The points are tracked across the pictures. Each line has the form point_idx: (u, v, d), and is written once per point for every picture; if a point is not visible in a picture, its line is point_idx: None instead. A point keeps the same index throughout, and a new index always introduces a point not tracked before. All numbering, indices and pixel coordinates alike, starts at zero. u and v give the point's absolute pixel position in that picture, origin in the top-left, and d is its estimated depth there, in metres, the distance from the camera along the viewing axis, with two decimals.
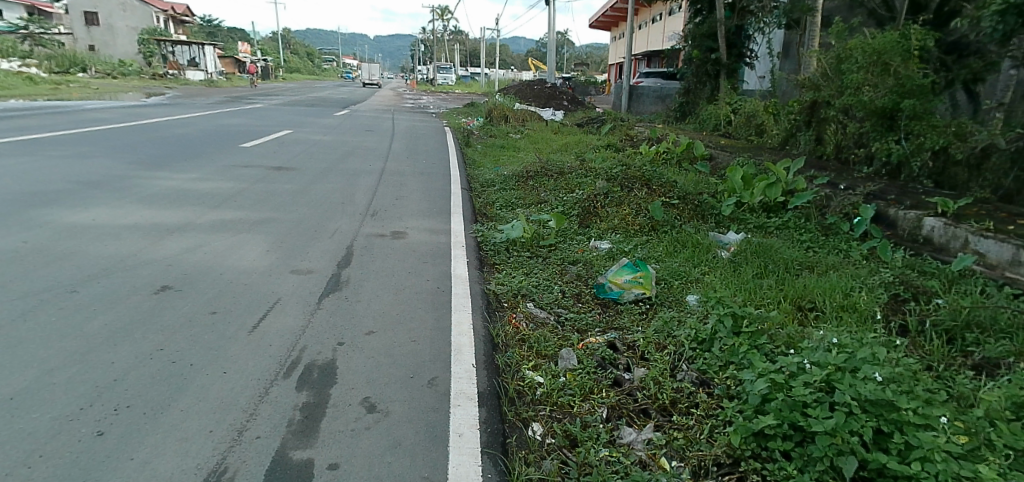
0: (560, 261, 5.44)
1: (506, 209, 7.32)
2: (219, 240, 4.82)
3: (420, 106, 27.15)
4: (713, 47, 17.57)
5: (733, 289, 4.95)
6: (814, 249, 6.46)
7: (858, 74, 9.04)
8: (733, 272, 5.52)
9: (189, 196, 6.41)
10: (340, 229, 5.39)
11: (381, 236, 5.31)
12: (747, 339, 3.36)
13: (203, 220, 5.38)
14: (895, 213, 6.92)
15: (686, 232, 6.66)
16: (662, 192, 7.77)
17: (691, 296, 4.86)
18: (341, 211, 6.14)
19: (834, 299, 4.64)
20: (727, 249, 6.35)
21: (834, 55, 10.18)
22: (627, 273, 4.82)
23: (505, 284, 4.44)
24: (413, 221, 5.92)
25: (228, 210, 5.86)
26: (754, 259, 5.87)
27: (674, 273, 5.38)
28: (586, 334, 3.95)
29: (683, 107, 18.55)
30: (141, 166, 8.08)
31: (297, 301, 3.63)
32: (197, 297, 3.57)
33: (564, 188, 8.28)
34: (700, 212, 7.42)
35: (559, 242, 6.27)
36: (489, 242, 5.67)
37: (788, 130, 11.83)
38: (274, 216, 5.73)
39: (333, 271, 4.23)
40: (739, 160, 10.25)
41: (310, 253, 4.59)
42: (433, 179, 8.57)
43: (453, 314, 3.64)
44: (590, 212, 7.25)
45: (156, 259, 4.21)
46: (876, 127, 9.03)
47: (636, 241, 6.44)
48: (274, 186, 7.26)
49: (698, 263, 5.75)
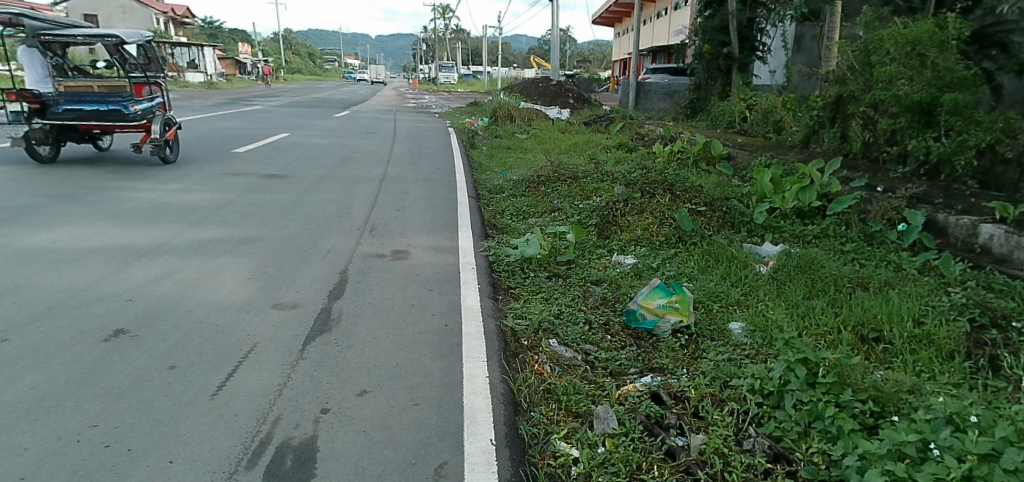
0: (582, 282, 4.87)
1: (518, 219, 6.74)
2: (195, 265, 4.21)
3: (423, 105, 26.60)
4: (725, 41, 16.97)
5: (784, 317, 4.36)
6: (859, 263, 5.86)
7: (890, 66, 8.24)
8: (777, 293, 4.93)
9: (170, 210, 5.81)
10: (335, 250, 4.77)
11: (380, 256, 4.70)
12: (826, 393, 2.76)
13: (179, 241, 4.77)
14: (945, 218, 6.31)
15: (719, 243, 6.05)
16: (688, 197, 7.14)
17: (737, 326, 4.30)
18: (336, 226, 5.53)
19: (901, 330, 4.05)
20: (765, 263, 5.75)
21: (861, 46, 9.49)
22: (661, 298, 4.26)
23: (524, 316, 3.82)
24: (416, 237, 5.31)
25: (210, 227, 5.25)
26: (798, 276, 5.28)
27: (710, 295, 4.82)
28: (620, 379, 3.35)
29: (694, 104, 17.83)
30: (123, 176, 7.48)
31: (275, 347, 3.02)
32: (154, 344, 2.95)
33: (580, 194, 7.68)
34: (731, 220, 6.80)
35: (578, 257, 5.66)
36: (503, 260, 5.06)
37: (810, 127, 11.20)
38: (261, 234, 5.11)
39: (324, 303, 3.63)
40: (763, 159, 9.62)
41: (298, 282, 3.96)
42: (437, 186, 7.99)
43: (463, 363, 3.02)
44: (609, 221, 6.66)
45: (115, 291, 3.60)
46: (912, 123, 8.24)
47: (663, 254, 5.85)
48: (263, 197, 6.65)
49: (736, 283, 5.16)
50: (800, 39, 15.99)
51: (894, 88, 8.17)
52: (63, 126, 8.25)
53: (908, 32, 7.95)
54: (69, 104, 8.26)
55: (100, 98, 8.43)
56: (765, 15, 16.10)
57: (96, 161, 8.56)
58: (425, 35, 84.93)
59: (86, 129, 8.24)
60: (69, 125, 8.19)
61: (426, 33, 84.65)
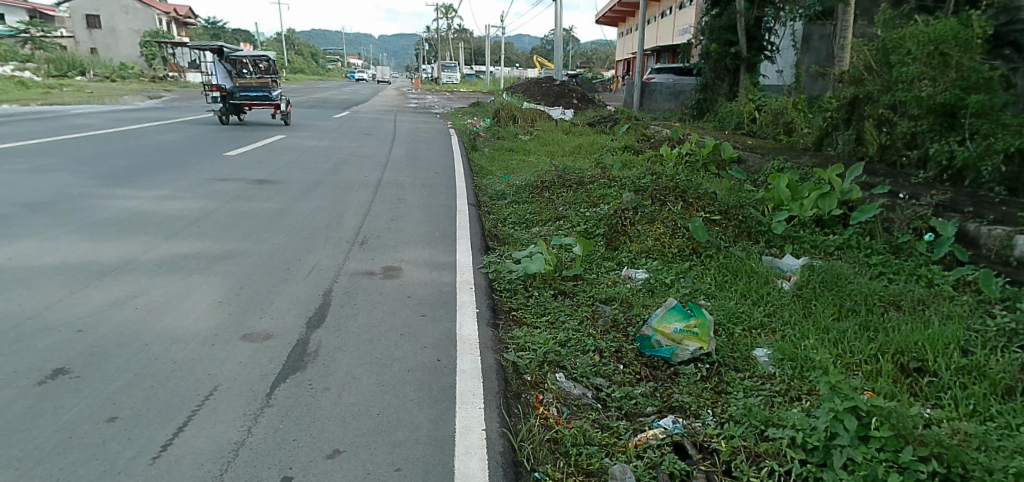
0: (590, 302, 4.49)
1: (520, 229, 6.35)
2: (164, 285, 3.83)
3: (425, 105, 26.23)
4: (733, 40, 16.51)
5: (814, 344, 3.96)
6: (887, 277, 5.45)
7: (912, 66, 7.79)
8: (805, 314, 4.52)
9: (147, 220, 5.43)
10: (320, 266, 4.38)
11: (370, 274, 4.29)
12: (881, 451, 2.43)
13: (151, 256, 4.38)
14: (976, 228, 5.88)
15: (736, 256, 5.63)
16: (700, 205, 6.72)
17: (763, 354, 3.89)
18: (324, 239, 5.12)
19: (946, 359, 3.66)
20: (788, 278, 5.33)
21: (879, 45, 9.04)
22: (679, 322, 3.86)
23: (527, 345, 3.41)
24: (410, 251, 4.90)
25: (186, 239, 4.86)
26: (824, 293, 4.87)
27: (729, 316, 4.42)
28: (637, 421, 2.96)
29: (701, 104, 17.46)
30: (103, 181, 7.10)
31: (237, 392, 2.63)
32: (95, 390, 2.58)
33: (586, 201, 7.26)
34: (748, 229, 6.37)
35: (586, 271, 5.25)
36: (504, 276, 4.64)
37: (823, 129, 10.80)
38: (241, 248, 4.73)
39: (301, 330, 3.25)
40: (776, 163, 9.22)
41: (276, 306, 3.57)
42: (436, 193, 7.60)
43: (456, 410, 2.65)
44: (618, 231, 6.25)
45: (65, 318, 3.22)
46: (935, 126, 7.81)
47: (677, 268, 5.43)
48: (250, 205, 6.24)
49: (757, 301, 4.75)
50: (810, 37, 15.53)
51: (916, 89, 7.72)
52: (237, 104, 15.18)
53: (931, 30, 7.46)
54: (241, 92, 15.21)
55: (255, 88, 15.20)
56: (774, 14, 15.63)
57: (246, 123, 15.36)
58: (427, 36, 84.68)
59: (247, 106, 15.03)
60: (242, 104, 15.22)
61: (428, 33, 84.39)
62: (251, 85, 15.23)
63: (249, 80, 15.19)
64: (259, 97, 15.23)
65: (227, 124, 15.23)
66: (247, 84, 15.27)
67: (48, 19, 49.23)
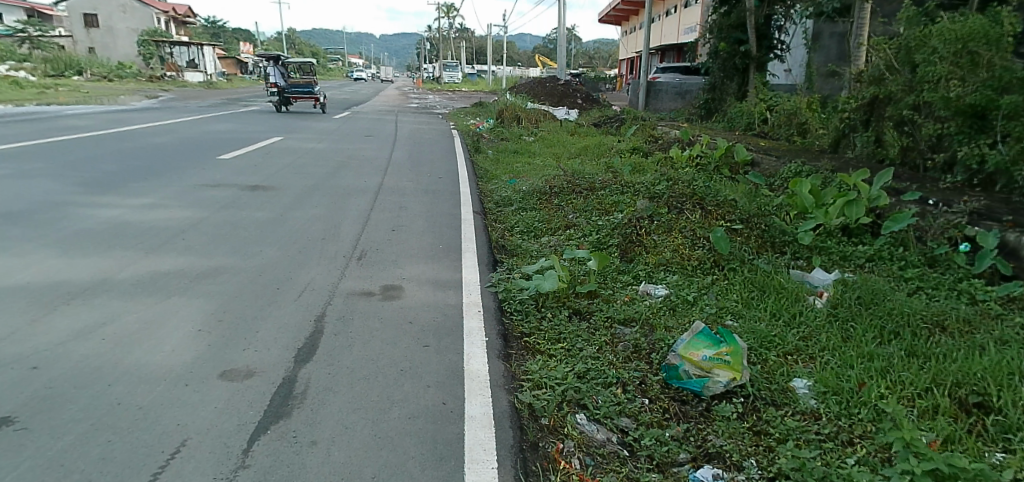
0: (609, 325, 4.10)
1: (529, 240, 5.96)
2: (138, 309, 3.45)
3: (427, 105, 25.81)
4: (742, 39, 16.08)
5: (860, 375, 3.57)
6: (925, 293, 5.06)
7: (938, 66, 7.37)
8: (843, 339, 4.13)
9: (129, 231, 5.07)
10: (314, 285, 4.01)
11: (368, 294, 3.91)
12: None
13: (128, 274, 4.00)
14: (1018, 238, 5.40)
15: (763, 271, 5.24)
16: (720, 213, 6.33)
17: (802, 386, 3.52)
18: (318, 253, 4.74)
19: (1011, 395, 3.27)
20: (820, 295, 4.93)
21: (901, 43, 8.64)
22: (709, 349, 3.47)
23: (543, 382, 3.02)
24: (412, 267, 4.52)
25: (169, 254, 4.49)
26: (861, 313, 4.47)
27: (762, 339, 4.02)
28: (672, 474, 2.59)
29: (708, 105, 16.89)
30: (87, 187, 6.74)
31: (209, 448, 2.29)
32: (45, 452, 2.23)
33: (598, 208, 6.87)
34: (771, 240, 5.99)
35: (601, 288, 4.86)
36: (514, 295, 4.24)
37: (840, 131, 10.42)
38: (229, 263, 4.36)
39: (289, 364, 2.89)
40: (794, 166, 8.83)
41: (261, 334, 3.21)
42: (438, 199, 7.22)
43: (461, 473, 2.30)
44: (632, 241, 5.85)
45: (23, 351, 2.87)
46: (965, 128, 7.31)
47: (699, 283, 5.04)
48: (241, 214, 5.87)
49: (790, 321, 4.35)
50: (821, 36, 15.15)
51: (943, 90, 7.26)
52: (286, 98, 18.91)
53: (960, 27, 7.14)
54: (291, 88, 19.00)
55: (301, 85, 19.20)
56: (784, 12, 15.22)
57: (292, 112, 19.30)
58: (428, 35, 84.33)
59: (295, 99, 18.95)
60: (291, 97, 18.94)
61: (430, 32, 84.10)
62: (299, 83, 19.08)
63: (298, 80, 19.08)
64: (304, 92, 18.99)
65: (280, 112, 18.96)
66: (296, 82, 19.14)
67: (45, 18, 48.87)
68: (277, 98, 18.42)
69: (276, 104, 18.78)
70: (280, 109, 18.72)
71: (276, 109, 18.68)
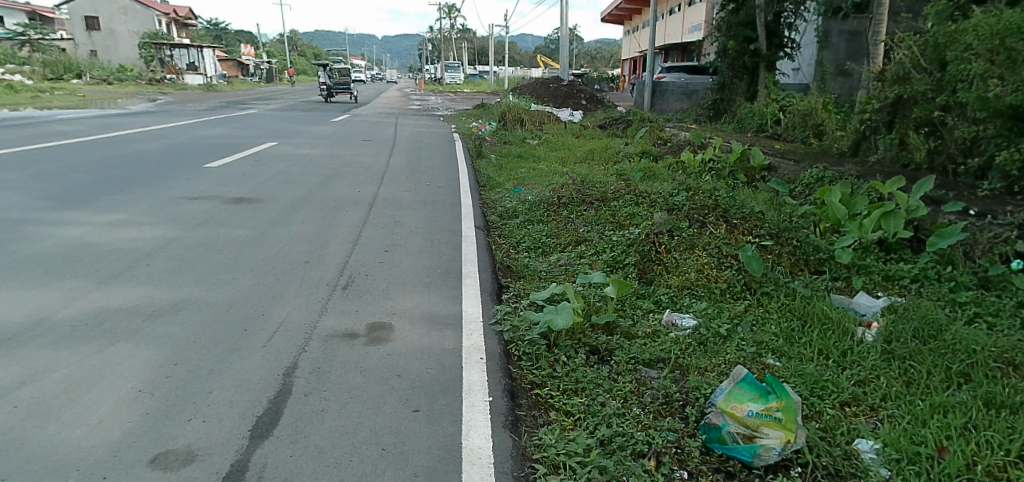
0: (632, 369, 3.52)
1: (536, 259, 5.38)
2: (70, 363, 2.87)
3: (428, 106, 25.32)
4: (752, 37, 15.43)
5: (938, 437, 2.99)
6: (985, 321, 4.46)
7: (974, 64, 6.69)
8: (905, 384, 3.55)
9: (86, 253, 4.52)
10: (288, 324, 3.43)
11: (350, 335, 3.34)
12: None
13: (69, 312, 3.41)
14: None
15: (801, 295, 4.65)
16: (746, 228, 5.75)
17: (868, 449, 2.96)
18: (298, 280, 4.15)
19: None
20: (868, 325, 4.34)
21: (930, 39, 8.01)
22: (756, 403, 2.96)
23: (562, 466, 2.42)
24: (404, 299, 3.93)
25: (126, 282, 3.93)
26: (920, 348, 3.87)
27: (812, 385, 3.47)
28: None
29: (717, 105, 16.24)
30: (54, 201, 6.21)
31: None
32: None
33: (611, 222, 6.28)
34: (805, 257, 5.39)
35: (620, 317, 4.29)
36: (521, 332, 3.64)
37: (860, 133, 9.82)
38: (193, 294, 3.79)
39: (242, 444, 2.37)
40: (817, 170, 8.23)
41: (214, 398, 2.63)
42: (434, 212, 6.66)
43: None
44: (651, 260, 5.26)
45: None
46: (1003, 132, 6.66)
47: (731, 312, 4.44)
48: (218, 231, 5.28)
49: (841, 362, 3.77)
50: (832, 33, 14.54)
51: (980, 89, 6.59)
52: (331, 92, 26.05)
53: (997, 22, 6.41)
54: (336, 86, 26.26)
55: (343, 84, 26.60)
56: (796, 8, 14.55)
57: (333, 103, 26.79)
58: (429, 36, 83.93)
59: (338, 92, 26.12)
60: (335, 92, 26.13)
61: (432, 33, 83.64)
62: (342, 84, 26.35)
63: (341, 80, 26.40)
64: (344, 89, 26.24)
65: (326, 102, 26.01)
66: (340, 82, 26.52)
67: (46, 21, 48.63)
68: (325, 91, 25.79)
69: (324, 97, 26.37)
70: (328, 100, 26.24)
71: (324, 99, 25.70)
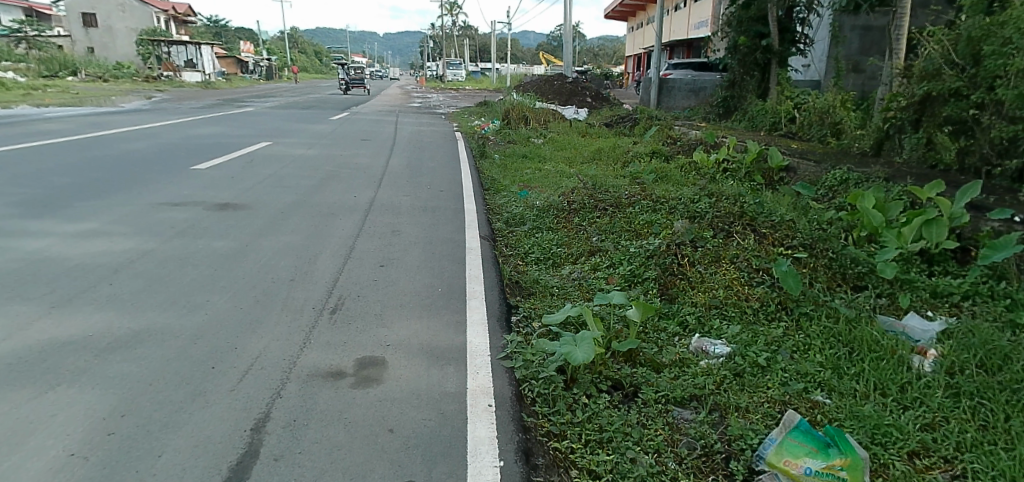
0: (663, 410, 3.03)
1: (546, 273, 4.89)
2: None
3: (428, 104, 24.86)
4: (764, 32, 14.88)
5: None
6: None
7: (1015, 59, 6.19)
8: (980, 430, 3.05)
9: (44, 269, 4.05)
10: (262, 360, 2.95)
11: (334, 375, 2.87)
12: None
13: (8, 346, 2.94)
14: None
15: (845, 317, 4.15)
16: (777, 238, 5.26)
17: None
18: (279, 302, 3.67)
19: None
20: (924, 351, 3.82)
21: (961, 33, 7.51)
22: (815, 458, 2.53)
23: None
24: (400, 326, 3.45)
25: (83, 305, 3.46)
26: (990, 382, 3.38)
27: (872, 431, 3.00)
28: None
29: (727, 102, 15.66)
30: (23, 207, 5.74)
31: None
32: None
33: (627, 230, 5.79)
34: (842, 271, 4.89)
35: (644, 343, 3.79)
36: (535, 367, 3.16)
37: (881, 132, 9.33)
38: (155, 321, 3.31)
39: None
40: (841, 171, 7.74)
41: None
42: (434, 219, 6.19)
43: None
44: (673, 273, 4.76)
45: None
46: None
47: (768, 336, 3.94)
48: (197, 242, 4.81)
49: (901, 400, 3.28)
50: (847, 28, 13.98)
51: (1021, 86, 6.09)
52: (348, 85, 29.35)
53: None
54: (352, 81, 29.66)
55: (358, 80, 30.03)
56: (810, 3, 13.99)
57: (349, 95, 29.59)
58: (431, 33, 83.31)
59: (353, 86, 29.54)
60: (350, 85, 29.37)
61: (434, 30, 82.77)
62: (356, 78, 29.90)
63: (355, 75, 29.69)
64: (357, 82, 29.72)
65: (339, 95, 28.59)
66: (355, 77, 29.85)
67: (44, 18, 48.25)
68: (342, 84, 28.69)
69: (341, 89, 29.10)
70: (345, 93, 29.07)
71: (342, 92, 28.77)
